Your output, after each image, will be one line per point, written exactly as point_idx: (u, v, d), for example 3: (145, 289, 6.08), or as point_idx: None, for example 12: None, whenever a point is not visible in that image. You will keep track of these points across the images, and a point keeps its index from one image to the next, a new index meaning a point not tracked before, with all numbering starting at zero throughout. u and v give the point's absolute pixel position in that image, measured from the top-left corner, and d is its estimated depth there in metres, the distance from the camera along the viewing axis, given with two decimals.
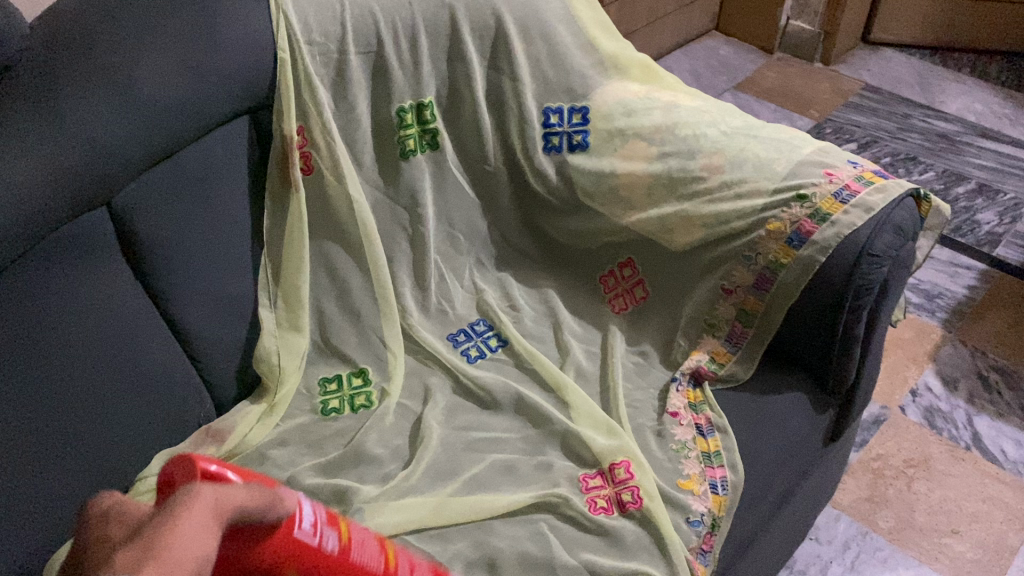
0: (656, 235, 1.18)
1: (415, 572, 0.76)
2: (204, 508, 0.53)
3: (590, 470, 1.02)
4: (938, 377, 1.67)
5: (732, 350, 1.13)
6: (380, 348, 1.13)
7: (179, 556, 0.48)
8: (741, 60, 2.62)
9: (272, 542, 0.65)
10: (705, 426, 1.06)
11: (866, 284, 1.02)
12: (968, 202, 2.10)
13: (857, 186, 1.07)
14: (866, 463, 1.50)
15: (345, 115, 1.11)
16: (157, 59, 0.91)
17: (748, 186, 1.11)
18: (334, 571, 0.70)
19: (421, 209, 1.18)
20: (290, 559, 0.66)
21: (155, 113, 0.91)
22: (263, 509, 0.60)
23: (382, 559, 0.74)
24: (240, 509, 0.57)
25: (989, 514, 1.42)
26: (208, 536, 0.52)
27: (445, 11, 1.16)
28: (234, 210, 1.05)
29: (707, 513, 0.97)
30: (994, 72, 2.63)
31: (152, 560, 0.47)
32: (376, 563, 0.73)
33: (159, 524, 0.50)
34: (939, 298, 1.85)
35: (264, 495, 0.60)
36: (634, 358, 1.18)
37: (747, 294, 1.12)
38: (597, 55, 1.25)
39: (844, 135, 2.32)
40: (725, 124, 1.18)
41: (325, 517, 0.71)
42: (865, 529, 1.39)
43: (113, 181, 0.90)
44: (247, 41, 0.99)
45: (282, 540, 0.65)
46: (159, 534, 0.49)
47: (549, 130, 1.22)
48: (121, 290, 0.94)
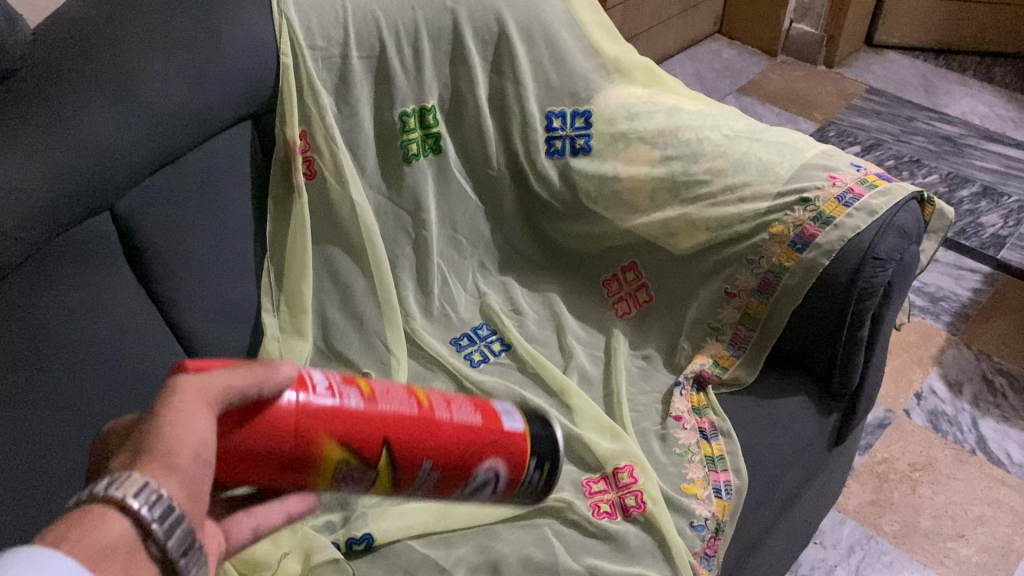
0: (659, 239, 1.18)
1: (454, 414, 0.65)
2: (193, 393, 0.52)
3: (594, 474, 1.02)
4: (943, 380, 1.66)
5: (736, 353, 1.12)
6: (382, 352, 1.12)
7: (171, 441, 0.50)
8: (744, 63, 2.62)
9: (290, 412, 0.58)
10: (709, 429, 1.06)
11: (869, 288, 1.02)
12: (972, 205, 2.10)
13: (860, 189, 1.07)
14: (870, 467, 1.49)
15: (348, 119, 1.11)
16: (161, 63, 0.92)
17: (751, 190, 1.11)
18: (379, 428, 0.61)
19: (424, 214, 1.18)
20: (322, 427, 0.59)
21: (160, 118, 0.91)
22: (253, 379, 0.55)
23: (414, 403, 0.64)
24: (231, 390, 0.54)
25: (995, 518, 1.42)
26: (200, 412, 0.52)
27: (448, 15, 1.16)
28: (238, 215, 1.06)
29: (710, 518, 0.97)
30: (997, 74, 2.62)
31: (147, 452, 0.49)
32: (405, 408, 0.63)
33: (148, 417, 0.51)
34: (944, 300, 1.84)
35: (248, 367, 0.56)
36: (638, 362, 1.17)
37: (750, 297, 1.12)
38: (599, 59, 1.25)
39: (848, 137, 2.32)
40: (728, 128, 1.18)
41: (341, 378, 0.62)
42: (870, 532, 1.39)
43: (116, 187, 0.90)
44: (250, 46, 0.99)
45: (299, 407, 0.58)
46: (149, 427, 0.50)
47: (551, 134, 1.22)
48: (126, 296, 0.94)
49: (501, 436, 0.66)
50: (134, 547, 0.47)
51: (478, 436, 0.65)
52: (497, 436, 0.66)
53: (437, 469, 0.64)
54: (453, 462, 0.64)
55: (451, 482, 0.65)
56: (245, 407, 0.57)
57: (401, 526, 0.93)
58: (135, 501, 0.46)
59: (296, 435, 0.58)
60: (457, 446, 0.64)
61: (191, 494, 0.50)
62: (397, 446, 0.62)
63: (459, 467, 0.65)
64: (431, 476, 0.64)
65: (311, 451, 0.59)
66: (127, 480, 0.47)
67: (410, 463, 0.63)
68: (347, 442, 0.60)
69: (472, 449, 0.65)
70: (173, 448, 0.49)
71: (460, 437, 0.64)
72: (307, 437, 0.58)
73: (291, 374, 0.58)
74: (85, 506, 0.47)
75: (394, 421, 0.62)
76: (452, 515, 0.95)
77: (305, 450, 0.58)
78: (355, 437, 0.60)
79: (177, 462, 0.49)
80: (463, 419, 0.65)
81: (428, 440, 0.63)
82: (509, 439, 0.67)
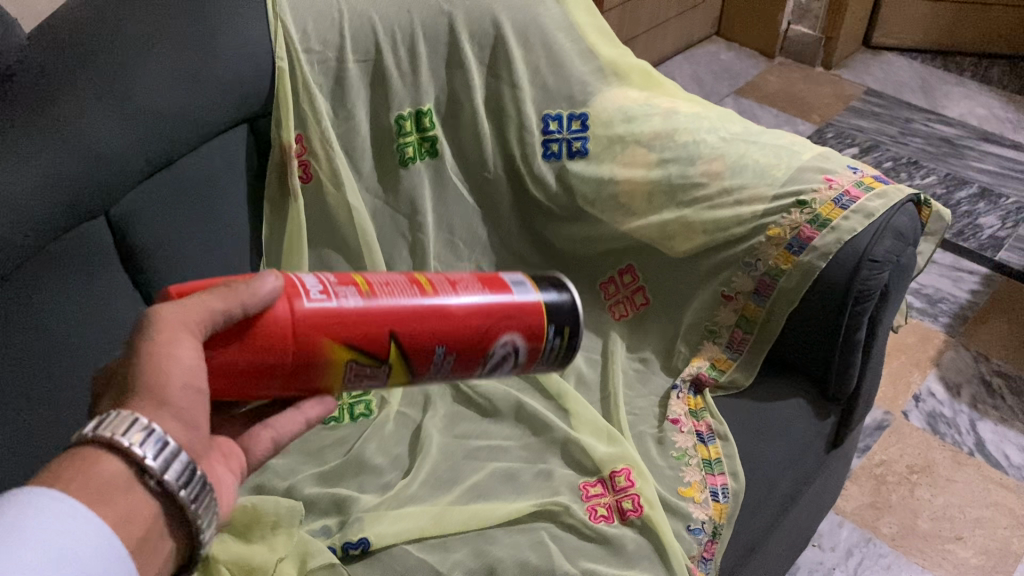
0: (656, 241, 1.18)
1: (459, 293, 0.73)
2: (176, 326, 0.60)
3: (591, 478, 1.01)
4: (941, 382, 1.66)
5: (733, 356, 1.12)
6: None
7: (162, 375, 0.59)
8: (743, 64, 2.62)
9: (294, 322, 0.66)
10: (705, 433, 1.05)
11: (866, 290, 1.02)
12: (971, 206, 2.10)
13: (857, 191, 1.07)
14: (869, 469, 1.49)
15: (344, 122, 1.11)
16: (156, 67, 0.91)
17: (748, 193, 1.11)
18: (386, 323, 0.69)
19: (420, 217, 1.18)
20: (329, 331, 0.67)
21: (155, 123, 0.91)
22: (237, 300, 0.62)
23: (417, 291, 0.72)
24: (214, 319, 0.62)
25: (993, 520, 1.42)
26: (184, 345, 0.60)
27: (444, 18, 1.16)
28: (234, 219, 1.05)
29: (707, 522, 0.96)
30: (995, 76, 2.63)
31: (143, 389, 0.58)
32: (410, 297, 0.71)
33: (140, 355, 0.60)
34: (942, 302, 1.84)
35: (229, 291, 0.62)
36: (635, 365, 1.18)
37: (746, 300, 1.11)
38: (597, 62, 1.24)
39: (846, 139, 2.32)
40: (724, 130, 1.18)
41: (337, 278, 0.70)
42: (868, 535, 1.39)
43: (112, 191, 0.90)
44: (245, 50, 0.99)
45: (302, 317, 0.66)
46: (141, 365, 0.59)
47: (548, 137, 1.21)
48: (122, 301, 0.94)
49: (514, 307, 0.74)
50: (132, 479, 0.56)
51: (490, 311, 0.73)
52: (509, 308, 0.74)
53: (451, 351, 0.72)
54: (471, 339, 0.73)
55: (474, 357, 0.74)
56: (239, 328, 0.64)
57: (397, 530, 0.93)
58: (122, 439, 0.55)
59: (309, 339, 0.66)
60: (471, 325, 0.72)
61: (185, 418, 0.60)
62: (411, 334, 0.70)
63: (471, 343, 0.73)
64: (451, 357, 0.73)
65: (328, 349, 0.67)
66: (116, 420, 0.56)
67: (425, 349, 0.71)
68: (360, 338, 0.68)
69: (485, 325, 0.73)
70: (161, 382, 0.59)
71: (473, 314, 0.73)
72: (319, 341, 0.67)
73: (276, 285, 0.65)
74: (85, 443, 0.56)
75: (400, 315, 0.70)
76: (448, 519, 0.95)
77: (321, 348, 0.67)
78: (367, 334, 0.68)
79: (166, 395, 0.59)
80: (470, 299, 0.73)
81: (439, 321, 0.71)
82: (524, 312, 0.75)
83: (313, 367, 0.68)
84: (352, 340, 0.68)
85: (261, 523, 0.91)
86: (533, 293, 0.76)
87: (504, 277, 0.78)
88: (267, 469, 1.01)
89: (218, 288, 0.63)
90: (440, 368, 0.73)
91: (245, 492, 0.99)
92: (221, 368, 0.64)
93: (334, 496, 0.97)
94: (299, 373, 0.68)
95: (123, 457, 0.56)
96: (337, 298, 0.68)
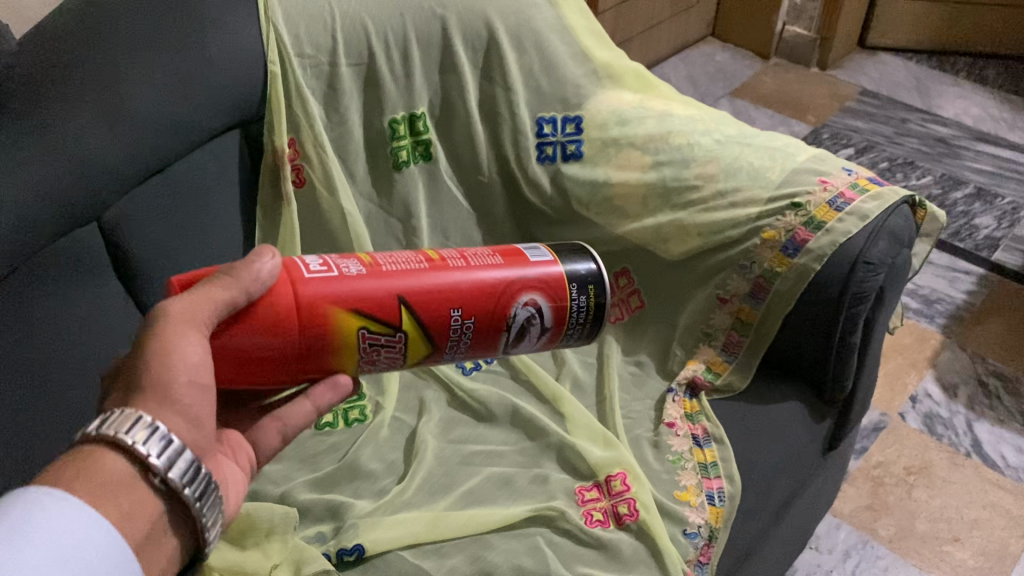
0: (652, 244, 1.17)
1: (470, 262, 0.76)
2: (180, 322, 0.62)
3: (586, 482, 1.01)
4: (938, 383, 1.66)
5: (729, 359, 1.12)
6: None
7: (167, 374, 0.61)
8: (738, 65, 2.62)
9: (306, 295, 0.68)
10: (701, 437, 1.05)
11: (862, 293, 1.02)
12: (966, 207, 2.10)
13: (851, 193, 1.07)
14: (866, 471, 1.49)
15: (337, 127, 1.11)
16: (148, 72, 0.91)
17: (742, 195, 1.11)
18: (399, 291, 0.72)
19: (414, 221, 1.17)
20: (343, 302, 0.70)
21: (148, 127, 0.91)
22: (239, 289, 0.65)
23: (426, 262, 0.75)
24: (219, 311, 0.64)
25: (990, 521, 1.42)
26: (189, 340, 0.62)
27: (437, 21, 1.15)
28: (228, 225, 1.05)
29: (704, 525, 0.96)
30: (991, 75, 2.63)
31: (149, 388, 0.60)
32: (420, 266, 0.74)
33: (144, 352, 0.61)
34: (938, 303, 1.84)
35: (230, 279, 0.65)
36: (630, 368, 1.17)
37: (742, 303, 1.11)
38: (590, 64, 1.24)
39: (842, 140, 2.32)
40: (719, 133, 1.17)
41: (341, 256, 0.74)
42: (866, 537, 1.38)
43: (104, 197, 0.89)
44: (237, 55, 0.99)
45: (311, 290, 0.69)
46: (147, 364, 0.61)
47: (542, 140, 1.21)
48: (114, 307, 0.93)
49: (529, 269, 0.78)
50: (134, 478, 0.57)
51: (505, 274, 0.77)
52: (524, 270, 0.78)
53: (468, 315, 0.75)
54: (490, 302, 0.76)
55: (496, 321, 0.77)
56: (241, 312, 0.67)
57: (392, 536, 0.93)
58: (126, 437, 0.56)
59: (326, 310, 0.69)
60: (487, 288, 0.76)
61: (193, 416, 0.62)
62: (428, 301, 0.73)
63: (487, 308, 0.76)
64: (472, 323, 0.76)
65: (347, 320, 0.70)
66: (120, 418, 0.57)
67: (444, 315, 0.74)
68: (376, 307, 0.71)
69: (503, 287, 0.76)
70: (167, 378, 0.61)
71: (489, 277, 0.76)
72: (331, 313, 0.69)
73: (275, 265, 0.68)
74: (92, 444, 0.57)
75: (410, 284, 0.73)
76: (443, 525, 0.94)
77: (340, 318, 0.70)
78: (384, 303, 0.72)
79: (169, 393, 0.61)
80: (481, 266, 0.76)
81: (454, 287, 0.75)
82: (539, 274, 0.78)
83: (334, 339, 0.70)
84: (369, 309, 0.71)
85: (255, 530, 0.90)
86: (545, 257, 0.80)
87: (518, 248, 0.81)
88: (262, 476, 1.01)
89: (219, 275, 0.66)
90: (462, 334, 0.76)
91: None
92: (236, 353, 0.66)
93: (329, 502, 0.97)
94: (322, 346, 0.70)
95: (126, 455, 0.57)
96: (347, 271, 0.71)
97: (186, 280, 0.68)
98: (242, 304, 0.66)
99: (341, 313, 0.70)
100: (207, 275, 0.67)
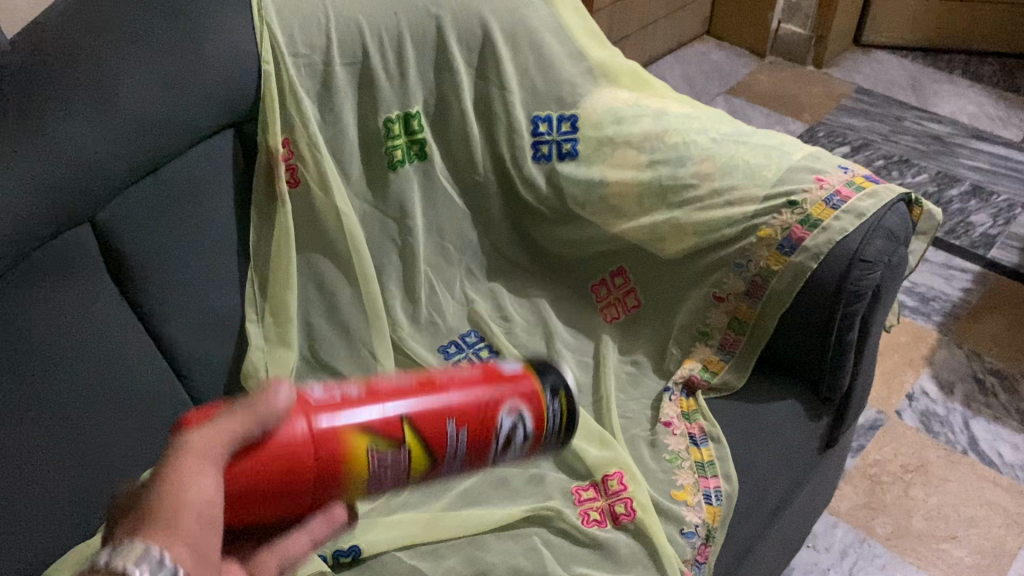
0: (648, 243, 1.17)
1: (459, 388, 0.69)
2: (195, 455, 0.56)
3: (583, 482, 1.01)
4: (934, 381, 1.66)
5: (725, 358, 1.12)
6: (371, 361, 1.12)
7: (181, 509, 0.55)
8: (733, 64, 2.62)
9: (284, 436, 0.60)
10: (698, 435, 1.05)
11: (858, 291, 1.02)
12: (962, 204, 2.10)
13: (847, 191, 1.06)
14: (863, 469, 1.49)
15: (331, 127, 1.10)
16: (143, 72, 0.91)
17: (738, 194, 1.10)
18: (386, 435, 0.65)
19: (410, 221, 1.17)
20: (323, 443, 0.62)
21: (142, 128, 0.90)
22: (261, 419, 0.59)
23: (415, 391, 0.67)
24: (235, 438, 0.58)
25: (987, 519, 1.42)
26: (209, 478, 0.56)
27: (431, 21, 1.15)
28: (222, 225, 1.05)
29: (701, 525, 0.96)
30: (986, 73, 2.63)
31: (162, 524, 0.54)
32: (412, 389, 0.67)
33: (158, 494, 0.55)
34: (934, 301, 1.84)
35: (250, 409, 0.59)
36: (627, 368, 1.17)
37: (738, 302, 1.11)
38: (585, 63, 1.24)
39: (837, 138, 2.32)
40: (715, 131, 1.17)
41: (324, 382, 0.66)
42: (863, 535, 1.38)
43: (97, 197, 0.89)
44: (230, 54, 0.98)
45: (293, 432, 0.61)
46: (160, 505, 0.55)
47: (538, 139, 1.21)
48: (108, 309, 0.93)
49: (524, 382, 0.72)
50: None
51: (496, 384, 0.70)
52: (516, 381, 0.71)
53: (467, 442, 0.68)
54: (487, 419, 0.69)
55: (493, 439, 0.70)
56: (250, 446, 0.59)
57: (388, 537, 0.92)
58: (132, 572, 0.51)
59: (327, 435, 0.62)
60: (485, 403, 0.68)
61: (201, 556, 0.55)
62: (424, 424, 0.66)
63: (484, 428, 0.69)
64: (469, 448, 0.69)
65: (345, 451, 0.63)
66: (129, 551, 0.52)
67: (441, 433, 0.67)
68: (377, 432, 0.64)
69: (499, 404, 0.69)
70: (176, 513, 0.54)
71: (484, 391, 0.69)
72: (311, 464, 0.61)
73: (289, 396, 0.60)
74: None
75: (400, 421, 0.65)
76: (440, 526, 0.94)
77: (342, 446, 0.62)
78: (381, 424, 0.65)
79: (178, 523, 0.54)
80: (472, 380, 0.70)
81: (450, 408, 0.67)
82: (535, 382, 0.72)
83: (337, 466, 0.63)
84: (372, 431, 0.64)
85: None
86: (518, 369, 0.72)
87: (500, 365, 0.73)
88: None
89: (236, 404, 0.60)
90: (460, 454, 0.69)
91: None
92: (238, 485, 0.60)
93: None
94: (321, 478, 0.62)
95: None
96: (331, 407, 0.63)
97: (195, 416, 0.60)
98: (260, 429, 0.59)
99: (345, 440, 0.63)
100: (216, 409, 0.60)
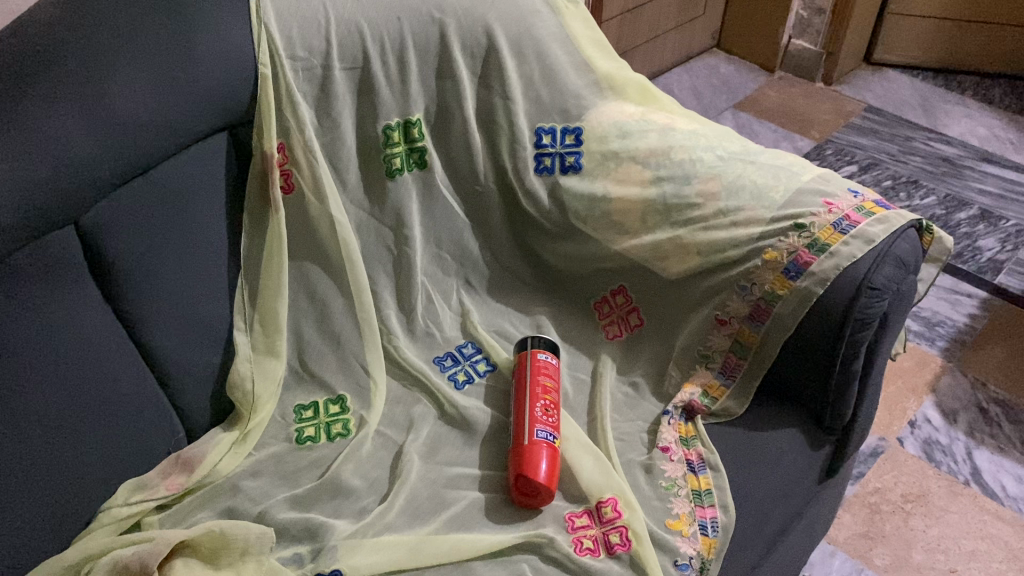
0: (649, 261, 1.14)
1: None
2: None
3: (577, 508, 0.98)
4: (938, 409, 1.63)
5: (726, 383, 1.09)
6: (361, 375, 1.10)
7: None
8: (742, 79, 2.59)
9: (533, 426, 1.00)
10: (696, 462, 1.02)
11: (866, 318, 0.98)
12: (970, 228, 2.07)
13: (857, 216, 1.03)
14: (862, 498, 1.45)
15: (329, 132, 1.07)
16: (128, 68, 0.87)
17: (744, 214, 1.07)
18: None
19: (407, 231, 1.14)
20: (527, 424, 1.00)
21: (127, 128, 0.87)
22: None
23: None
24: None
25: (988, 553, 1.38)
26: None
27: (435, 26, 1.11)
28: (212, 232, 1.01)
29: (695, 557, 0.93)
30: (998, 95, 2.59)
31: None
32: None
33: None
34: (940, 326, 1.81)
35: None
36: (624, 389, 1.14)
37: (741, 325, 1.08)
38: (591, 75, 1.21)
39: (845, 157, 2.29)
40: (723, 149, 1.14)
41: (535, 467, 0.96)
42: (861, 566, 1.35)
43: (82, 198, 0.86)
44: (224, 56, 0.95)
45: None
46: None
47: (541, 151, 1.18)
48: (89, 315, 0.90)
49: (523, 365, 1.08)
50: None
51: (536, 374, 1.06)
52: (523, 367, 1.08)
53: None
54: (545, 378, 1.06)
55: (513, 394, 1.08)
56: None
57: (374, 560, 0.90)
58: None
59: (542, 466, 0.96)
60: (522, 392, 1.05)
61: None
62: (519, 424, 1.01)
63: None
64: (545, 411, 1.03)
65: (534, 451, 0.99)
66: None
67: (537, 437, 0.99)
68: (531, 452, 0.97)
69: (533, 377, 1.06)
70: None
71: (526, 394, 1.04)
72: (538, 415, 1.02)
73: None
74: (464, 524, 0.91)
75: None
76: (426, 550, 0.91)
77: (535, 461, 0.96)
78: (532, 456, 0.97)
79: None
80: None
81: (523, 411, 1.02)
82: (531, 353, 1.09)
83: (530, 496, 0.96)
84: (511, 499, 0.98)
85: (229, 549, 0.87)
86: None
87: None
88: (240, 491, 0.98)
89: None
90: (540, 410, 1.02)
91: (216, 516, 0.96)
92: (533, 459, 0.97)
93: (308, 522, 0.93)
94: (538, 478, 0.95)
95: None
96: (549, 432, 1.00)
97: (538, 461, 0.97)
98: (533, 452, 0.97)
99: (546, 469, 0.96)
100: None
